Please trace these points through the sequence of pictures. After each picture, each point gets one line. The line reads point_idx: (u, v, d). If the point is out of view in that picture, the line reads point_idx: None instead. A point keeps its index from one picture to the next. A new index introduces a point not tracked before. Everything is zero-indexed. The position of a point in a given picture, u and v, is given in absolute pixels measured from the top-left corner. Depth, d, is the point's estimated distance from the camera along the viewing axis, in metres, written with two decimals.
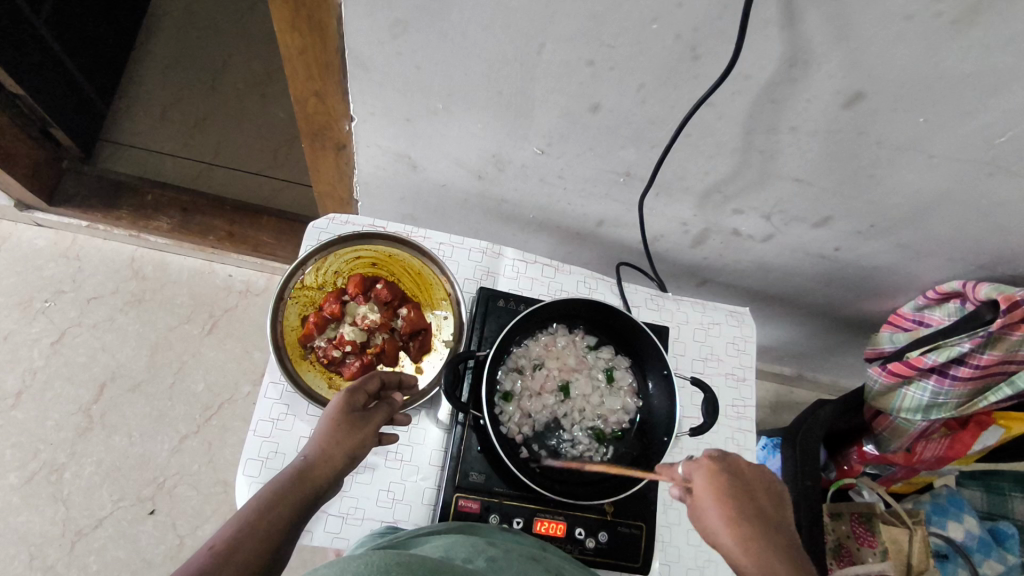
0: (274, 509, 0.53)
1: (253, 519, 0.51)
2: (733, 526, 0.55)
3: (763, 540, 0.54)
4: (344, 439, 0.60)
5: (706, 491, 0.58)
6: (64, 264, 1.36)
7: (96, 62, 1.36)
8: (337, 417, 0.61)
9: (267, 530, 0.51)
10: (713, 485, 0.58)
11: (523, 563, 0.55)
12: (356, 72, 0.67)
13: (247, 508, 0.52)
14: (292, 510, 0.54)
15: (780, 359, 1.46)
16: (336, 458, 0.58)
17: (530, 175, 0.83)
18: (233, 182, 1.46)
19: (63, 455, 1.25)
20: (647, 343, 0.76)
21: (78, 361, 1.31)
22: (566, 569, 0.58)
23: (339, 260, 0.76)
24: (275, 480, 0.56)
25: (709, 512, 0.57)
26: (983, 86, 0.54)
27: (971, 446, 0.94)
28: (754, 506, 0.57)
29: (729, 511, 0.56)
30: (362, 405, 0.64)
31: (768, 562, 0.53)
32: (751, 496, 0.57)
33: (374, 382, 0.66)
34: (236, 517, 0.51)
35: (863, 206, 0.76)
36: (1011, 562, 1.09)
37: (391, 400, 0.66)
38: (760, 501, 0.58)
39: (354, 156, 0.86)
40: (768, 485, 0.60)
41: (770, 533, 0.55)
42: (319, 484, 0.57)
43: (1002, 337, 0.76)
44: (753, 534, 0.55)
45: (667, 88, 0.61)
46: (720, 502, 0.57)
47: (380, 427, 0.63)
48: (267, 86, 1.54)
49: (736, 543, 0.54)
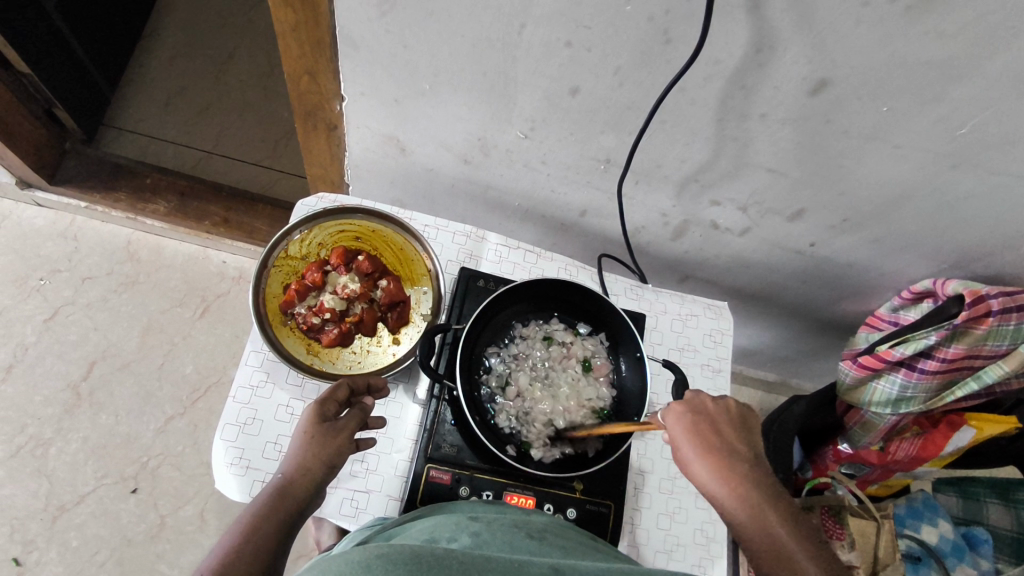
0: (257, 532, 0.56)
1: (238, 546, 0.55)
2: (713, 470, 0.60)
3: (734, 475, 0.60)
4: (321, 451, 0.62)
5: (681, 436, 0.62)
6: (62, 243, 1.39)
7: (103, 49, 1.40)
8: (309, 430, 0.62)
9: (252, 553, 0.55)
10: (692, 433, 0.61)
11: (506, 530, 0.58)
12: (346, 50, 0.70)
13: (232, 537, 0.56)
14: (276, 527, 0.58)
15: (763, 364, 1.47)
16: (312, 471, 0.61)
17: (515, 160, 0.85)
18: (231, 170, 1.49)
19: (50, 431, 1.26)
20: (620, 326, 0.79)
21: (69, 339, 1.33)
22: (549, 531, 0.60)
23: (324, 233, 0.78)
24: (257, 500, 0.59)
25: (689, 457, 0.61)
26: (940, 75, 0.57)
27: (943, 447, 0.96)
28: (729, 446, 0.62)
29: (702, 454, 0.61)
30: (334, 414, 0.65)
31: (734, 489, 0.59)
32: (725, 435, 0.62)
33: (342, 390, 0.66)
34: (220, 548, 0.55)
35: (835, 199, 0.78)
36: (984, 567, 1.09)
37: (362, 405, 0.67)
38: (728, 437, 0.62)
39: (345, 137, 0.88)
40: (734, 416, 0.64)
41: (736, 466, 0.61)
42: (300, 497, 0.60)
43: (968, 330, 0.78)
44: (733, 475, 0.60)
45: (643, 71, 0.63)
46: (699, 449, 0.61)
47: (355, 433, 0.65)
48: (270, 80, 1.58)
49: (713, 479, 0.60)
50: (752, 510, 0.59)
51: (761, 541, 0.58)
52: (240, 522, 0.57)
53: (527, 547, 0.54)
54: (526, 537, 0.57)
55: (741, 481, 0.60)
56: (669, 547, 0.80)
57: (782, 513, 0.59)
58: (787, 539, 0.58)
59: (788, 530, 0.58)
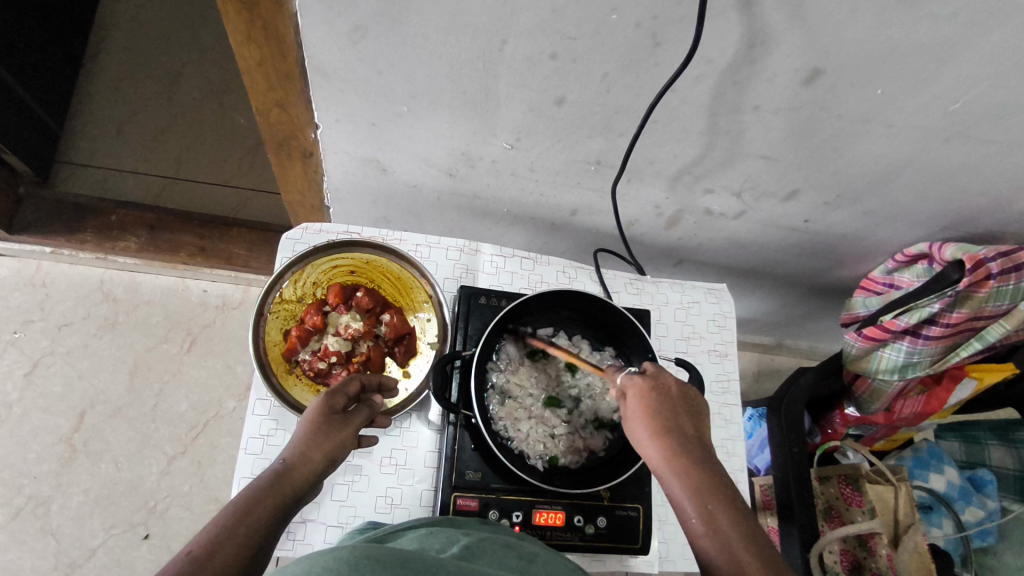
0: (255, 510, 0.51)
1: (234, 520, 0.49)
2: (656, 441, 0.58)
3: (679, 455, 0.56)
4: (326, 441, 0.59)
5: (635, 411, 0.60)
6: (30, 292, 1.33)
7: (43, 82, 1.31)
8: (317, 418, 0.60)
9: (247, 532, 0.49)
10: (643, 405, 0.60)
11: (498, 546, 0.52)
12: (317, 80, 0.66)
13: (227, 509, 0.50)
14: (272, 511, 0.52)
15: (759, 330, 1.48)
16: (316, 459, 0.57)
17: (501, 170, 0.82)
18: (198, 196, 1.43)
19: (48, 488, 1.22)
20: (630, 330, 0.77)
21: (54, 391, 1.28)
22: (542, 553, 0.53)
23: (317, 271, 0.76)
24: (252, 485, 0.54)
25: (638, 431, 0.59)
26: (934, 55, 0.56)
27: (946, 401, 0.98)
28: (677, 422, 0.59)
29: (651, 428, 0.58)
30: (342, 408, 0.63)
31: (681, 464, 0.56)
32: (676, 412, 0.59)
33: (354, 384, 0.65)
34: (213, 521, 0.49)
35: (829, 178, 0.77)
36: (991, 507, 1.13)
37: (370, 404, 0.66)
38: (681, 417, 0.59)
39: (322, 163, 0.84)
40: (692, 401, 0.61)
41: (686, 445, 0.57)
42: (299, 485, 0.56)
43: (970, 294, 0.79)
44: (678, 449, 0.57)
45: (631, 76, 0.61)
46: (647, 419, 0.59)
47: (359, 430, 0.63)
48: (226, 96, 1.51)
49: (658, 456, 0.57)
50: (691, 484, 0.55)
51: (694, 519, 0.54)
52: (235, 500, 0.52)
53: (521, 565, 0.48)
54: (519, 555, 0.50)
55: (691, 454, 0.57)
56: None
57: (725, 499, 0.54)
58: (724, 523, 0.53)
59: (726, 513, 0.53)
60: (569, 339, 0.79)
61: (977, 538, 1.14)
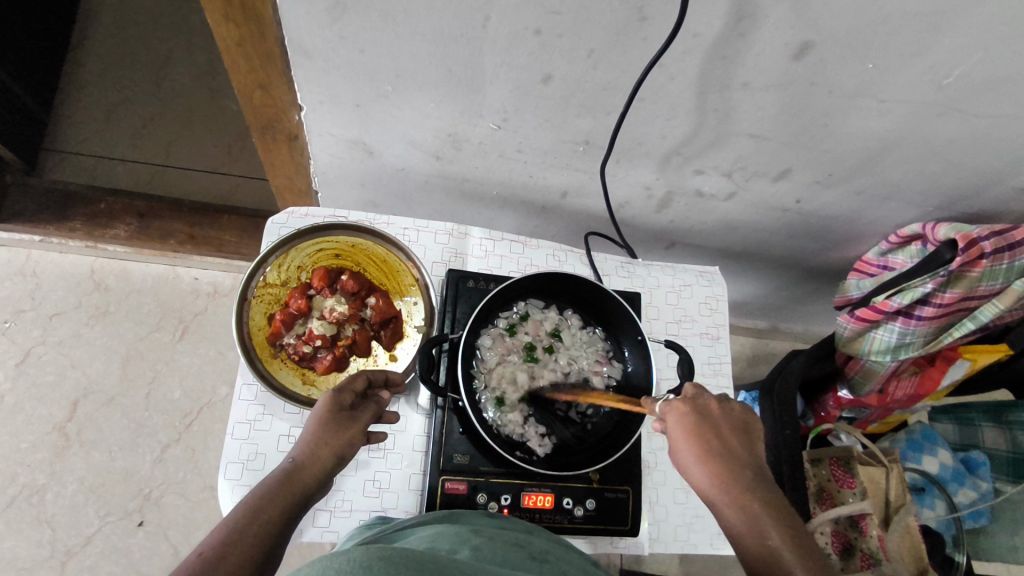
0: (262, 515, 0.52)
1: (242, 519, 0.51)
2: (708, 470, 0.56)
3: (732, 482, 0.55)
4: (334, 440, 0.58)
5: (680, 436, 0.58)
6: (20, 282, 1.32)
7: (28, 69, 1.30)
8: (324, 416, 0.59)
9: (256, 534, 0.50)
10: (688, 428, 0.58)
11: (507, 548, 0.50)
12: (299, 60, 0.65)
13: (234, 515, 0.51)
14: (280, 512, 0.53)
15: (753, 314, 1.48)
16: (325, 460, 0.57)
17: (489, 151, 0.81)
18: (189, 183, 1.42)
19: (43, 476, 1.22)
20: (620, 313, 0.76)
21: (46, 380, 1.28)
22: (551, 553, 0.52)
23: (302, 254, 0.74)
24: (262, 484, 0.54)
25: (685, 454, 0.58)
26: (925, 27, 0.55)
27: (940, 381, 0.97)
28: (725, 447, 0.57)
29: (701, 454, 0.56)
30: (349, 404, 0.62)
31: (737, 493, 0.54)
32: (724, 436, 0.57)
33: (360, 380, 0.64)
34: (222, 526, 0.50)
35: (821, 156, 0.76)
36: (984, 488, 1.14)
37: (378, 399, 0.65)
38: (728, 441, 0.57)
39: (308, 146, 0.83)
40: (737, 420, 0.59)
41: (737, 472, 0.56)
42: (308, 485, 0.56)
43: (963, 273, 0.79)
44: (729, 475, 0.55)
45: (618, 53, 0.60)
46: (694, 443, 0.57)
47: (369, 426, 0.62)
48: (214, 81, 1.49)
49: (710, 483, 0.56)
50: (750, 515, 0.54)
51: (753, 553, 0.53)
52: (243, 504, 0.52)
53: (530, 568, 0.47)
54: (528, 557, 0.49)
55: (746, 481, 0.55)
56: (689, 519, 0.82)
57: (784, 531, 0.53)
58: (783, 552, 0.51)
59: (795, 554, 0.51)
60: (556, 321, 0.79)
61: (969, 520, 1.15)
